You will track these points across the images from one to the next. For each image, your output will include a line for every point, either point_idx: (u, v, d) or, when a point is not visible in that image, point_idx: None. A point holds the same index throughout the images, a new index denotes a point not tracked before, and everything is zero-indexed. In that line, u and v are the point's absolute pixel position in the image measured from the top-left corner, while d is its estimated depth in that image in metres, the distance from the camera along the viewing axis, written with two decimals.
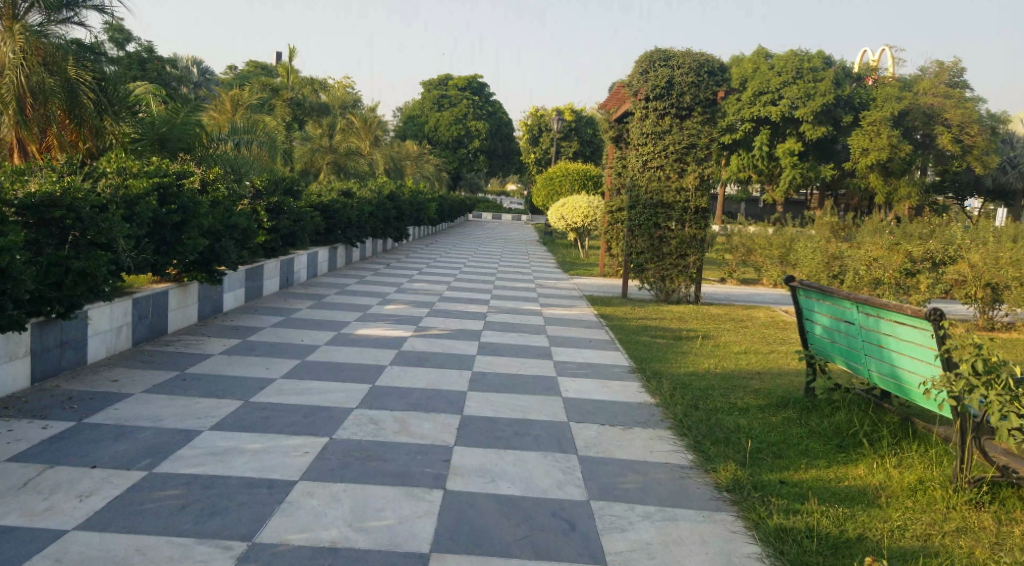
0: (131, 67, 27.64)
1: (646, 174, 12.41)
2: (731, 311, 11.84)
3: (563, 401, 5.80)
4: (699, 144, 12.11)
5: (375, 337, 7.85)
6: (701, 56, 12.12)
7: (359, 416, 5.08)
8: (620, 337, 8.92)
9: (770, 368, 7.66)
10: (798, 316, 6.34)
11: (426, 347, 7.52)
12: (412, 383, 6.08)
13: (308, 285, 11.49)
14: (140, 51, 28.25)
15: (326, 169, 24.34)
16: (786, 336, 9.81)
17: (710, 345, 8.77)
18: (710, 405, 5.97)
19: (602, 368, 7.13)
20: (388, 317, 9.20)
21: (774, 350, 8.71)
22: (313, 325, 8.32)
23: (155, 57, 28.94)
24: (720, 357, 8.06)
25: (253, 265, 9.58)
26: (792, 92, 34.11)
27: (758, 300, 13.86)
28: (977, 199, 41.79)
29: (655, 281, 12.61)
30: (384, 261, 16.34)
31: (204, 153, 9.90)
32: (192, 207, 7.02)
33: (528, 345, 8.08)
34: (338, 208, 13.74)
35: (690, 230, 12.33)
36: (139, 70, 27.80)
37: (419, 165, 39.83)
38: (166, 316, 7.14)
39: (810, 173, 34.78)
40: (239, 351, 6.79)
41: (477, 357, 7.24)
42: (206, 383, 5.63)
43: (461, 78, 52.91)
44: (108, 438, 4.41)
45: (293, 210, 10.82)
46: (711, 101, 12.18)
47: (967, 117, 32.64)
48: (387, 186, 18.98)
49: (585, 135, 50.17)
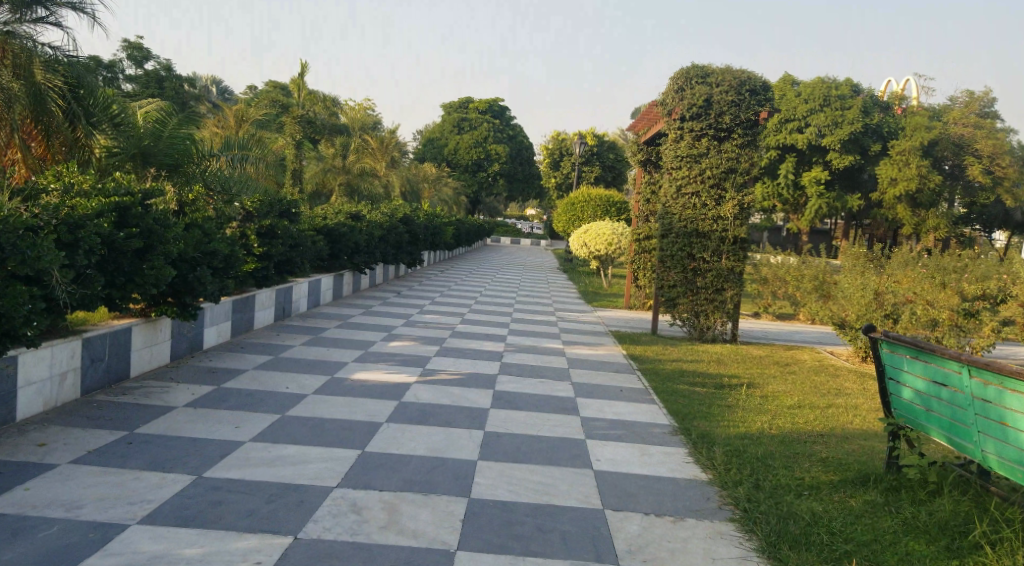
0: (148, 84, 27.46)
1: (680, 201, 11.38)
2: (772, 353, 10.69)
3: (595, 478, 4.73)
4: (738, 169, 11.12)
5: (374, 384, 6.80)
6: (742, 72, 11.19)
7: (340, 499, 4.04)
8: (654, 386, 7.80)
9: (832, 430, 6.49)
10: (882, 375, 5.22)
11: (432, 397, 6.47)
12: (411, 447, 5.02)
13: (308, 316, 10.49)
14: (160, 69, 28.00)
15: (338, 190, 23.55)
16: (840, 385, 8.64)
17: (757, 397, 7.66)
18: (773, 482, 4.92)
19: (637, 428, 6.01)
20: (393, 357, 8.17)
21: (829, 405, 7.55)
22: (304, 367, 7.29)
23: (174, 74, 28.55)
24: (772, 414, 6.95)
25: (242, 295, 8.62)
26: (819, 119, 33.01)
27: (798, 339, 12.71)
28: (1004, 231, 40.64)
29: (687, 317, 11.52)
30: (394, 289, 15.36)
31: (193, 170, 8.97)
32: (157, 231, 6.03)
33: (549, 396, 6.98)
34: (345, 233, 12.65)
35: (728, 262, 11.22)
36: (155, 88, 27.42)
37: (436, 189, 39.05)
38: (127, 356, 6.21)
39: (836, 203, 33.56)
40: (209, 403, 5.77)
41: (491, 412, 6.16)
42: (155, 450, 4.62)
43: (481, 101, 52.38)
44: (3, 537, 3.42)
45: (289, 232, 9.80)
46: (753, 122, 11.17)
47: (997, 148, 31.61)
48: (400, 209, 17.96)
49: (607, 160, 49.27)
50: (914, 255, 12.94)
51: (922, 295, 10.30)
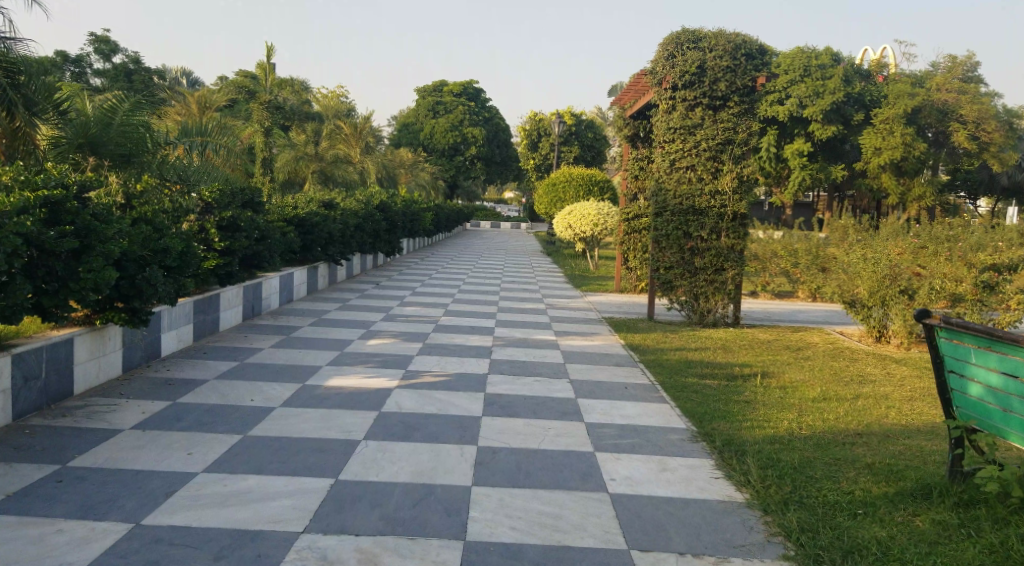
0: (113, 78, 26.45)
1: (674, 176, 10.58)
2: (778, 336, 9.97)
3: (613, 503, 3.97)
4: (736, 140, 10.34)
5: (348, 392, 5.96)
6: (737, 35, 10.36)
7: (305, 553, 3.25)
8: (662, 381, 7.03)
9: (869, 428, 5.77)
10: (940, 366, 4.45)
11: (415, 405, 5.65)
12: (393, 472, 4.22)
13: (277, 314, 9.60)
14: (129, 62, 27.31)
15: (312, 177, 22.56)
16: (863, 372, 7.93)
17: (777, 390, 6.92)
18: (822, 501, 4.19)
19: (652, 435, 5.23)
20: (370, 357, 7.33)
21: (857, 396, 6.83)
22: (268, 374, 6.44)
23: (140, 67, 27.72)
24: (799, 410, 6.22)
25: (205, 294, 7.75)
26: (799, 91, 32.19)
27: (802, 319, 11.99)
28: (985, 199, 40.37)
29: (687, 301, 10.75)
30: (373, 279, 14.47)
31: (149, 159, 8.09)
32: (96, 227, 5.14)
33: (548, 399, 6.16)
34: (317, 223, 11.73)
35: (727, 240, 10.45)
36: (120, 81, 26.41)
37: (415, 174, 38.02)
38: (71, 372, 5.35)
39: (819, 175, 32.99)
40: (157, 423, 4.93)
41: (484, 422, 5.35)
42: (84, 489, 3.80)
43: (456, 83, 51.22)
44: None
45: (253, 225, 8.61)
46: (749, 88, 10.40)
47: (983, 113, 31.15)
48: (378, 196, 17.04)
49: (586, 139, 48.39)
50: (902, 226, 12.27)
51: (938, 268, 9.48)
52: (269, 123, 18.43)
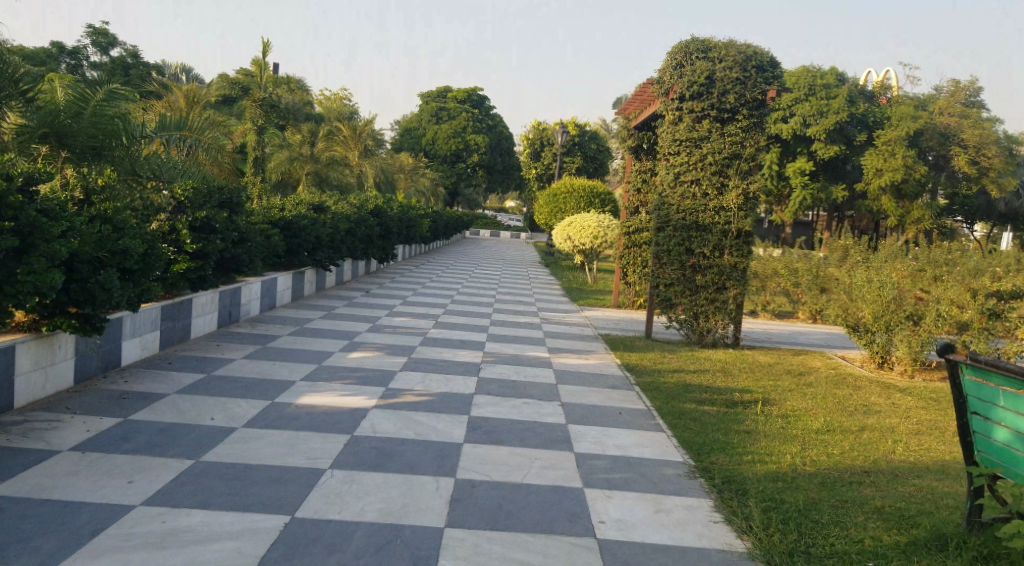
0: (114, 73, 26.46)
1: (677, 189, 10.24)
2: (779, 360, 9.59)
3: (600, 551, 3.61)
4: (743, 154, 10.03)
5: (322, 415, 5.60)
6: (748, 46, 10.07)
7: None
8: (658, 406, 6.65)
9: (876, 465, 5.39)
10: (963, 406, 4.07)
11: (392, 430, 5.28)
12: (359, 508, 3.86)
13: (257, 322, 9.23)
14: (128, 56, 27.18)
15: (306, 179, 22.30)
16: (866, 401, 7.54)
17: (779, 419, 6.55)
18: (830, 553, 3.82)
19: (646, 469, 4.86)
20: (351, 372, 6.97)
21: (862, 428, 6.44)
22: (239, 392, 6.08)
23: (139, 62, 27.60)
24: (803, 442, 5.85)
25: (174, 302, 7.43)
26: (803, 109, 31.93)
27: (804, 341, 11.62)
28: (981, 224, 40.23)
29: (685, 319, 10.38)
30: (363, 286, 14.12)
31: (122, 154, 7.55)
32: (41, 223, 4.77)
33: (535, 424, 5.80)
34: (306, 226, 11.37)
35: (729, 257, 10.07)
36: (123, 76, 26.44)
37: (413, 179, 37.73)
38: (13, 383, 4.99)
39: (820, 194, 32.67)
40: (108, 443, 4.56)
41: (465, 450, 4.99)
42: (10, 522, 3.42)
43: (461, 89, 50.94)
44: None
45: (228, 227, 8.21)
46: (760, 101, 10.06)
47: (985, 138, 30.97)
48: (372, 200, 16.69)
49: (588, 151, 48.12)
50: (899, 248, 11.93)
51: (944, 294, 9.08)
52: (262, 122, 17.99)
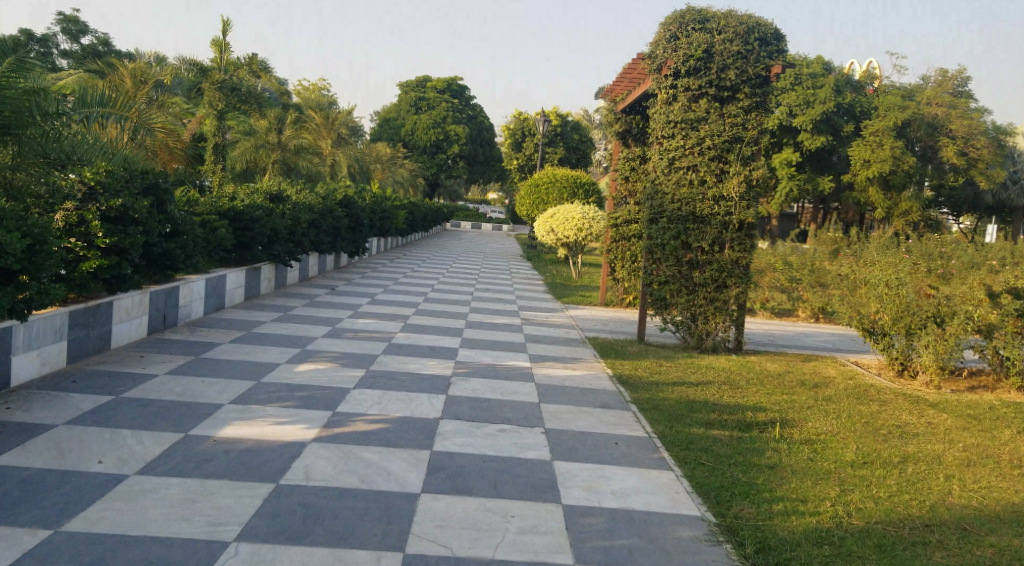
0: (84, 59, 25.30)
1: (672, 177, 9.14)
2: (790, 368, 8.52)
3: None
4: (745, 137, 8.93)
5: (245, 455, 4.45)
6: (750, 17, 9.00)
7: None
8: (661, 434, 5.54)
9: (935, 515, 4.30)
10: None
11: (331, 478, 4.18)
12: None
13: (195, 328, 8.03)
14: (98, 42, 25.89)
15: (273, 168, 21.06)
16: (899, 421, 6.45)
17: (803, 448, 5.45)
18: None
19: (655, 531, 3.80)
20: (295, 392, 5.81)
21: (905, 459, 5.36)
22: (148, 422, 4.93)
23: (111, 49, 26.34)
24: (839, 482, 4.75)
25: (87, 308, 6.32)
26: (789, 98, 30.79)
27: (811, 345, 10.54)
28: (965, 217, 39.51)
29: (682, 321, 9.28)
30: (329, 283, 12.92)
31: (35, 134, 6.63)
32: None
33: (515, 460, 4.70)
34: (260, 218, 10.14)
35: (731, 253, 8.97)
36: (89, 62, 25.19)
37: (390, 169, 36.59)
38: None
39: (807, 185, 31.70)
40: None
41: (422, 506, 3.89)
42: None
43: (439, 79, 49.25)
44: None
45: (152, 220, 6.96)
46: (762, 79, 9.02)
47: (972, 128, 30.00)
48: (341, 190, 15.46)
49: (570, 141, 47.02)
50: (891, 241, 10.96)
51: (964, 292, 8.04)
52: (223, 106, 16.89)
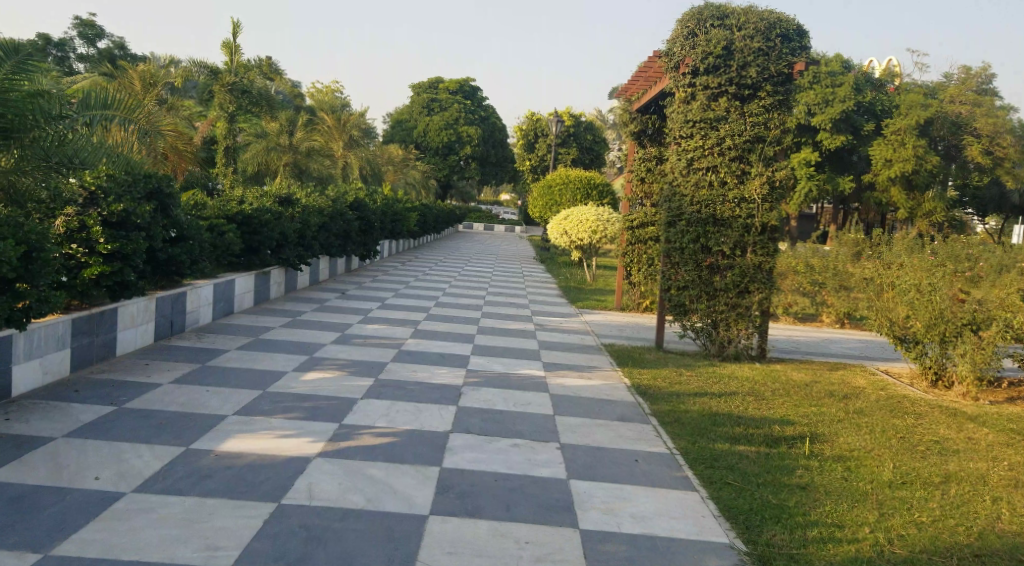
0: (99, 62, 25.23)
1: (692, 178, 8.83)
2: (816, 378, 8.18)
3: None
4: (767, 137, 8.61)
5: (244, 473, 4.19)
6: (772, 12, 8.67)
7: None
8: (684, 449, 5.24)
9: (985, 544, 3.95)
10: None
11: (334, 498, 3.91)
12: None
13: (200, 333, 7.80)
14: (113, 45, 25.85)
15: (285, 170, 20.88)
16: (936, 436, 6.10)
17: (836, 467, 5.12)
18: None
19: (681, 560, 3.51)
20: (299, 403, 5.56)
21: (946, 478, 5.01)
22: (145, 434, 4.70)
23: (126, 52, 26.30)
24: (878, 506, 4.41)
25: (90, 316, 6.10)
26: (808, 98, 30.26)
27: (837, 352, 10.17)
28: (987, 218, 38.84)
29: (703, 328, 8.97)
30: (339, 287, 12.68)
31: (39, 136, 6.50)
32: None
33: (530, 478, 4.42)
34: (268, 221, 9.93)
35: (753, 257, 8.64)
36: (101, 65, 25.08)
37: (403, 171, 36.39)
38: None
39: (826, 186, 31.16)
40: None
41: (431, 530, 3.62)
42: None
43: (454, 80, 49.12)
44: None
45: (154, 228, 6.73)
46: (785, 77, 8.70)
47: (997, 127, 29.43)
48: (352, 193, 15.24)
49: (584, 142, 46.67)
50: (919, 244, 10.56)
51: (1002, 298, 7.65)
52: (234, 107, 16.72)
